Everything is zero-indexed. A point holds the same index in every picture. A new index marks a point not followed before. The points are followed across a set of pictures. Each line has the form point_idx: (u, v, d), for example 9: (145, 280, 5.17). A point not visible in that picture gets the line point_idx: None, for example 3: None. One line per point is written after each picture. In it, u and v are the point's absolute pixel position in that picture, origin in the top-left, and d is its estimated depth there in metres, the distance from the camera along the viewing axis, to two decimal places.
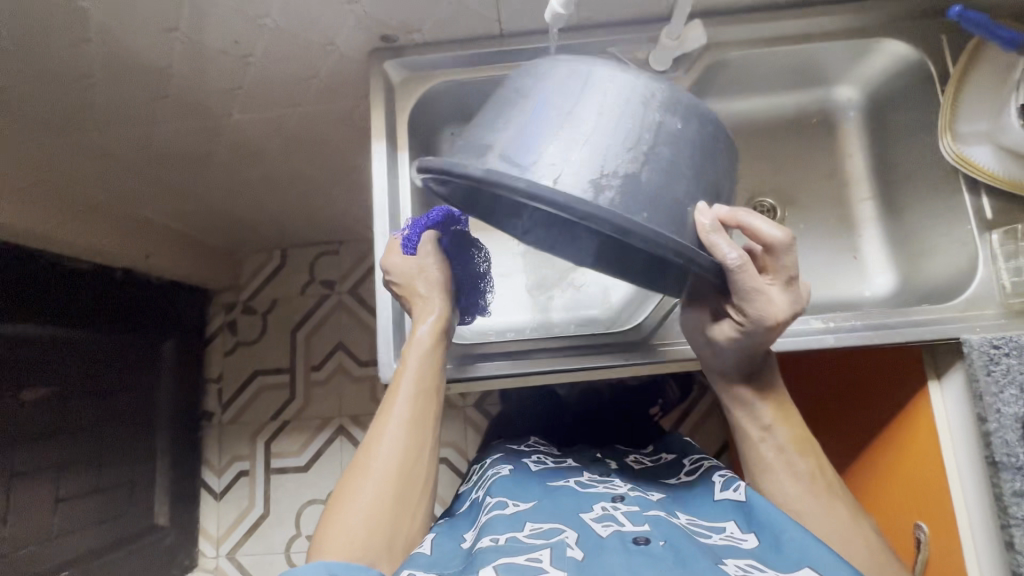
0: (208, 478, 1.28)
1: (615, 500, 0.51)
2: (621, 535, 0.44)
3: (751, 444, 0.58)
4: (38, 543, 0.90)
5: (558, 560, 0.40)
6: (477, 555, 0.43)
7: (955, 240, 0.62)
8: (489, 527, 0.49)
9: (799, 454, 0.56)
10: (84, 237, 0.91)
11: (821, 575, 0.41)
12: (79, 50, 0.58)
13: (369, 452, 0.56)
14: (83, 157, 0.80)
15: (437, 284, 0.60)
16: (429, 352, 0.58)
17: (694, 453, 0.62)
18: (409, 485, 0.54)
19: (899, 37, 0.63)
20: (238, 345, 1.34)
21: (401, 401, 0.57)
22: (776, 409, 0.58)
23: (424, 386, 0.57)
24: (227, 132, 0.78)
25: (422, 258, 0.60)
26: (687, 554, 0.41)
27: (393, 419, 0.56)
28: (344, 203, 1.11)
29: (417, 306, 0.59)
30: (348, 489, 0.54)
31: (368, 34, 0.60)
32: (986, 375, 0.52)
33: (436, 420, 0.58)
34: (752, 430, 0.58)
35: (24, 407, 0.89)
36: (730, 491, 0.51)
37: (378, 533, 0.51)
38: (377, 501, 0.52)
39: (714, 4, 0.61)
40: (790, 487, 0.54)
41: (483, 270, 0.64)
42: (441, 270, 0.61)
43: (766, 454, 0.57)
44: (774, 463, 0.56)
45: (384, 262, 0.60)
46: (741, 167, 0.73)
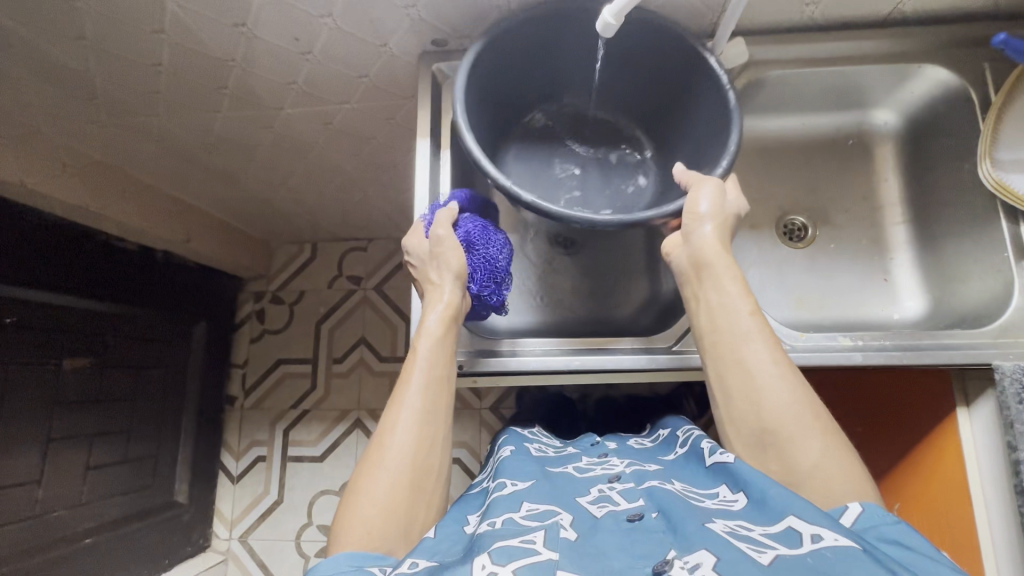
0: (226, 461, 1.31)
1: (612, 482, 0.53)
2: (615, 515, 0.45)
3: (728, 316, 0.54)
4: (67, 508, 0.94)
5: (551, 542, 0.39)
6: (477, 540, 0.42)
7: (989, 267, 0.61)
8: (489, 510, 0.47)
9: (768, 330, 0.54)
10: (134, 216, 0.96)
11: (806, 520, 0.39)
12: (152, 40, 0.63)
13: (382, 441, 0.51)
14: (140, 140, 0.84)
15: (450, 270, 0.58)
16: (441, 340, 0.56)
17: (685, 427, 0.64)
18: (424, 475, 0.50)
19: (943, 62, 0.64)
20: (264, 333, 1.38)
21: (413, 390, 0.53)
22: (742, 286, 0.55)
23: (437, 373, 0.55)
24: (277, 124, 0.82)
25: (434, 244, 0.59)
26: (677, 519, 0.42)
27: (405, 408, 0.52)
28: (378, 200, 1.14)
29: (429, 291, 0.59)
30: (360, 479, 0.49)
31: (420, 38, 0.63)
32: (1018, 403, 0.52)
33: (449, 408, 0.55)
34: (754, 337, 0.53)
35: (66, 374, 0.94)
36: (718, 455, 0.51)
37: (395, 523, 0.47)
38: (393, 490, 0.48)
39: (757, 24, 0.63)
40: (770, 365, 0.51)
41: (501, 262, 0.61)
42: (458, 257, 0.58)
43: (742, 325, 0.53)
44: (757, 347, 0.52)
45: (407, 246, 0.62)
46: (773, 186, 0.75)
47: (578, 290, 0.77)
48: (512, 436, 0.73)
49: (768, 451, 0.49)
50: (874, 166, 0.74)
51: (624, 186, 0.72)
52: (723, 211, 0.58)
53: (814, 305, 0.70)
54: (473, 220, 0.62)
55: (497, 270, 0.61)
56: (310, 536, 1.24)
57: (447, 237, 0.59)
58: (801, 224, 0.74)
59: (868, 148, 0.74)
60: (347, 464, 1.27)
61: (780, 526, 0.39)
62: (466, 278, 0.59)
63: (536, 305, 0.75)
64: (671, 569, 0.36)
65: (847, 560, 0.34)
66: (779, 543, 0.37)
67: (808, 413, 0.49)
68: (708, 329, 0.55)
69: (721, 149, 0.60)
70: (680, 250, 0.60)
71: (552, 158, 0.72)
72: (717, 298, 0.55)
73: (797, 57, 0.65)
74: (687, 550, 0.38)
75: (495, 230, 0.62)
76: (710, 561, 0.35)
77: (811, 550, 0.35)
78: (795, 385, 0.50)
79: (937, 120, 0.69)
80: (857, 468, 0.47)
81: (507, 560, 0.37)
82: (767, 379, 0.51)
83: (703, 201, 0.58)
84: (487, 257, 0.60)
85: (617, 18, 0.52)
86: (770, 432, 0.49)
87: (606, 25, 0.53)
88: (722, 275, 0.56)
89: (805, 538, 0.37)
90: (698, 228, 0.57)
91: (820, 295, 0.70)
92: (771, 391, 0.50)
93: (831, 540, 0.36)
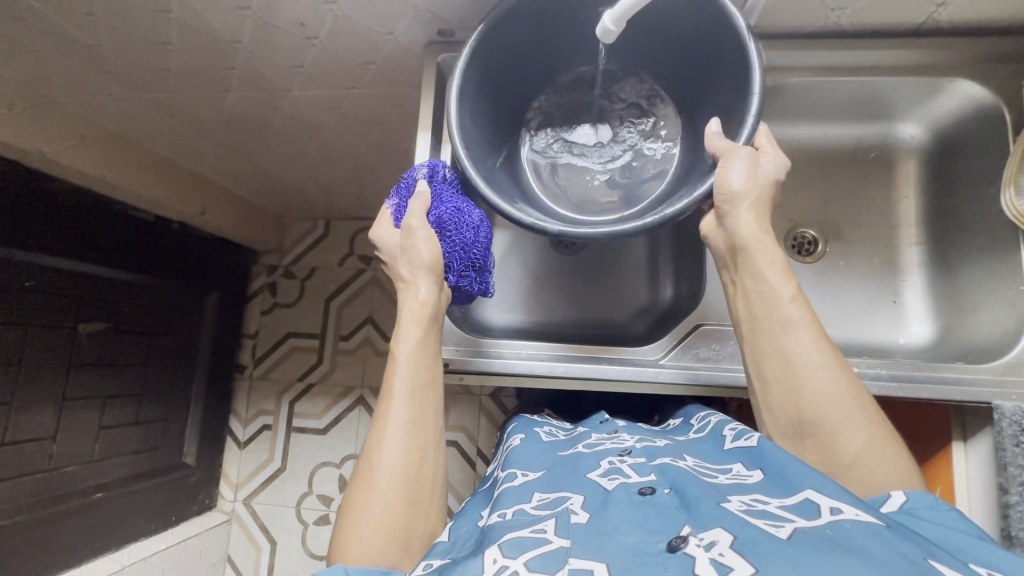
0: (234, 427, 1.36)
1: (622, 454, 0.53)
2: (627, 488, 0.45)
3: (772, 304, 0.52)
4: (79, 464, 0.99)
5: (563, 530, 0.40)
6: (488, 531, 0.42)
7: (1004, 299, 0.59)
8: (499, 502, 0.48)
9: (813, 316, 0.52)
10: (150, 188, 0.98)
11: (825, 494, 0.39)
12: (161, 20, 0.63)
13: (371, 460, 0.51)
14: (155, 114, 0.85)
15: (422, 266, 0.57)
16: (420, 344, 0.56)
17: (699, 414, 0.63)
18: (418, 487, 0.50)
19: (976, 77, 0.60)
20: (275, 306, 1.40)
21: (396, 401, 0.53)
22: (781, 270, 0.53)
23: (421, 380, 0.55)
24: (287, 106, 0.82)
25: (406, 236, 0.58)
26: (691, 497, 0.42)
27: (391, 421, 0.52)
28: (389, 182, 1.14)
29: (402, 291, 0.58)
30: (354, 499, 0.49)
31: (426, 28, 0.62)
32: (1014, 445, 0.51)
33: (435, 413, 0.55)
34: (795, 327, 0.51)
35: (81, 337, 0.98)
36: (742, 440, 0.50)
37: (394, 536, 0.47)
38: (386, 508, 0.48)
39: (774, 29, 0.60)
40: (812, 354, 0.50)
41: (476, 244, 0.59)
42: (426, 248, 0.57)
43: (787, 314, 0.51)
44: (802, 336, 0.51)
45: (375, 237, 0.61)
46: (785, 197, 0.72)
47: (578, 287, 0.76)
48: (522, 424, 0.73)
49: (806, 441, 0.49)
50: (894, 182, 0.71)
51: (648, 148, 0.68)
52: (758, 182, 0.54)
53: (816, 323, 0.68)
54: (445, 202, 0.59)
55: (475, 256, 0.59)
56: (309, 505, 1.28)
57: (419, 228, 0.57)
58: (811, 238, 0.71)
59: (890, 162, 0.71)
60: (349, 439, 1.30)
61: (798, 499, 0.39)
62: (442, 270, 0.58)
63: (529, 304, 0.75)
64: (686, 546, 0.36)
65: (866, 532, 0.34)
66: (796, 516, 0.37)
67: (850, 402, 0.48)
68: (751, 317, 0.54)
69: (744, 114, 0.55)
70: (716, 232, 0.58)
71: (574, 129, 0.69)
72: (756, 286, 0.53)
73: (818, 63, 0.61)
74: (702, 527, 0.38)
75: (469, 209, 0.59)
76: (726, 540, 0.35)
77: (830, 522, 0.36)
78: (838, 375, 0.49)
79: (968, 138, 0.65)
80: (899, 459, 0.46)
81: (518, 552, 0.37)
82: (808, 369, 0.50)
83: (735, 177, 0.54)
84: (462, 244, 0.58)
85: (616, 24, 0.51)
86: (809, 423, 0.49)
87: (606, 30, 0.52)
88: (759, 260, 0.53)
89: (824, 511, 0.37)
90: (735, 210, 0.55)
91: (825, 312, 0.68)
92: (812, 381, 0.49)
93: (851, 514, 0.36)
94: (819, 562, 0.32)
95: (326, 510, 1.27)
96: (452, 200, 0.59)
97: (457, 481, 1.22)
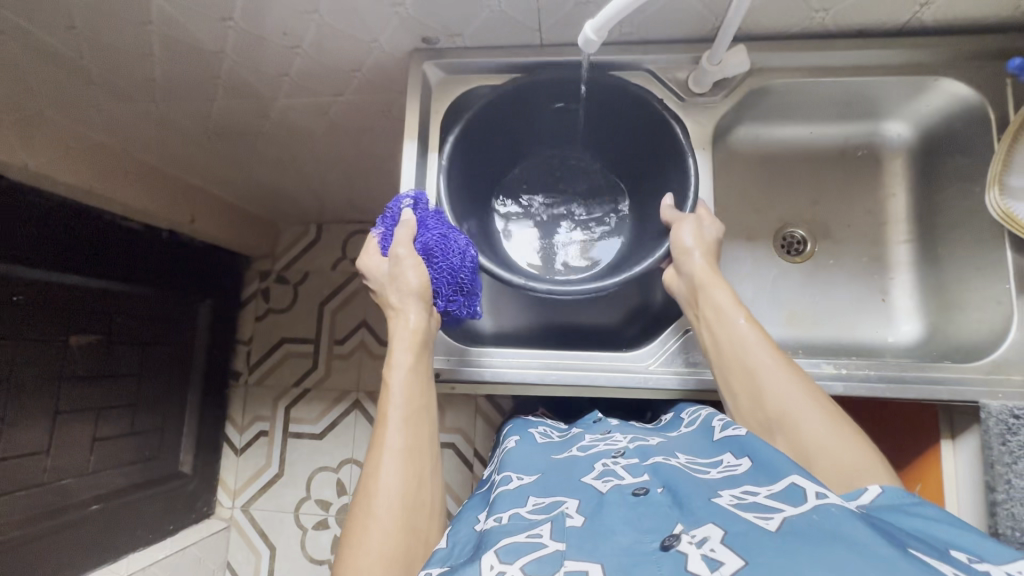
0: (231, 434, 1.36)
1: (616, 456, 0.53)
2: (621, 489, 0.45)
3: (725, 324, 0.56)
4: (74, 477, 0.99)
5: (558, 533, 0.39)
6: (484, 537, 0.42)
7: (991, 298, 0.59)
8: (495, 506, 0.48)
9: (764, 330, 0.55)
10: (139, 198, 0.97)
11: (810, 480, 0.39)
12: (144, 31, 0.62)
13: (368, 490, 0.50)
14: (140, 123, 0.84)
15: (411, 292, 0.57)
16: (413, 369, 0.56)
17: (690, 408, 0.62)
18: (417, 515, 0.50)
19: (961, 76, 0.60)
20: (269, 312, 1.40)
21: (392, 432, 0.53)
22: (729, 293, 0.57)
23: (415, 406, 0.55)
24: (274, 113, 0.81)
25: (394, 263, 0.58)
26: (683, 494, 0.42)
27: (387, 449, 0.52)
28: (379, 186, 1.13)
29: (393, 318, 0.58)
30: (352, 532, 0.48)
31: (411, 35, 0.62)
32: (1000, 444, 0.52)
33: (430, 438, 0.55)
34: (749, 343, 0.54)
35: (71, 349, 0.98)
36: (730, 430, 0.51)
37: (396, 564, 0.46)
38: (386, 537, 0.47)
39: (760, 31, 0.60)
40: (767, 361, 0.53)
41: (464, 269, 0.59)
42: (414, 275, 0.57)
43: (740, 332, 0.55)
44: (756, 349, 0.54)
45: (362, 266, 0.61)
46: (774, 198, 0.73)
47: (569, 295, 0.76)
48: (517, 426, 0.74)
49: (777, 441, 0.51)
50: (882, 180, 0.71)
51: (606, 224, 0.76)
52: (706, 242, 0.60)
53: (806, 322, 0.68)
54: (430, 229, 0.59)
55: (462, 280, 0.59)
56: (308, 510, 1.28)
57: (407, 256, 0.58)
58: (800, 238, 0.71)
59: (878, 161, 0.71)
60: (346, 443, 1.30)
61: (784, 485, 0.40)
62: (430, 295, 0.59)
63: (518, 311, 0.75)
64: (679, 543, 0.36)
65: (852, 516, 0.34)
66: (784, 504, 0.37)
67: (809, 399, 0.50)
68: (710, 338, 0.57)
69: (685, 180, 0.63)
70: (677, 280, 0.62)
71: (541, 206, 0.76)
72: (710, 309, 0.57)
73: (802, 66, 0.62)
74: (694, 524, 0.38)
75: (455, 234, 0.60)
76: (718, 534, 0.35)
77: (815, 507, 0.36)
78: (795, 376, 0.52)
79: (954, 135, 0.65)
80: (867, 449, 0.47)
81: (514, 557, 0.37)
82: (767, 373, 0.52)
83: (687, 237, 0.60)
84: (449, 269, 0.58)
85: (598, 34, 0.51)
86: (777, 421, 0.51)
87: (589, 40, 0.52)
88: (713, 292, 0.57)
89: (809, 495, 0.37)
90: (687, 259, 0.59)
91: (814, 312, 0.69)
92: (771, 384, 0.52)
93: (836, 499, 0.37)
94: (809, 550, 0.32)
95: (325, 515, 1.27)
96: (437, 227, 0.59)
97: (455, 483, 1.22)
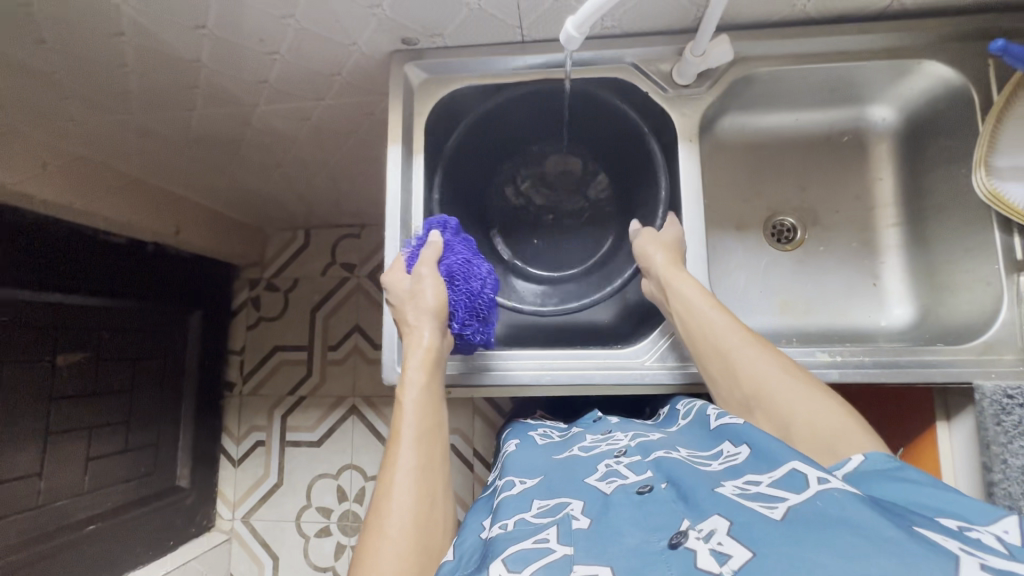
0: (227, 445, 1.34)
1: (618, 455, 0.53)
2: (625, 489, 0.45)
3: (691, 314, 0.57)
4: (70, 497, 0.98)
5: (566, 537, 0.39)
6: (491, 545, 0.41)
7: (980, 278, 0.60)
8: (500, 512, 0.47)
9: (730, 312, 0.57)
10: (121, 212, 0.96)
11: (811, 464, 0.39)
12: (115, 42, 0.61)
13: (381, 509, 0.49)
14: (118, 136, 0.83)
15: (428, 311, 0.58)
16: (425, 388, 0.57)
17: (687, 400, 0.62)
18: (429, 534, 0.48)
19: (944, 58, 0.60)
20: (260, 321, 1.38)
21: (403, 451, 0.53)
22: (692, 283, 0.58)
23: (427, 425, 0.55)
24: (255, 120, 0.80)
25: (415, 282, 0.59)
26: (687, 487, 0.42)
27: (399, 468, 0.51)
28: (366, 189, 1.12)
29: (408, 335, 0.59)
30: (363, 553, 0.46)
31: (390, 37, 0.61)
32: (995, 424, 0.52)
33: (442, 460, 0.54)
34: (718, 328, 0.55)
35: (60, 369, 0.96)
36: (726, 418, 0.51)
37: None
38: (399, 554, 0.45)
39: (742, 19, 0.59)
40: (736, 341, 0.54)
41: (482, 295, 0.62)
42: (433, 295, 0.58)
43: (706, 318, 0.56)
44: (725, 332, 0.55)
45: (386, 281, 0.62)
46: (763, 187, 0.73)
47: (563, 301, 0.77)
48: (517, 429, 0.73)
49: (759, 417, 0.52)
50: (869, 165, 0.71)
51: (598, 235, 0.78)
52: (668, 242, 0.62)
53: (799, 310, 0.68)
54: (456, 253, 0.62)
55: (479, 307, 0.61)
56: (310, 518, 1.28)
57: (429, 275, 0.59)
58: (790, 226, 0.72)
59: (863, 146, 0.72)
60: (344, 449, 1.29)
61: (785, 472, 0.40)
62: (446, 316, 0.60)
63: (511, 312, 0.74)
64: (687, 540, 0.36)
65: (854, 499, 0.34)
66: (787, 492, 0.37)
67: (780, 373, 0.52)
68: (682, 328, 0.58)
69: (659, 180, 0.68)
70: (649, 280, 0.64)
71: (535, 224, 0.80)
72: (677, 301, 0.58)
73: (784, 54, 0.62)
74: (700, 518, 0.37)
75: (477, 262, 0.63)
76: (724, 526, 0.35)
77: (818, 493, 0.36)
78: (766, 354, 0.53)
79: (938, 118, 0.65)
80: (845, 413, 0.48)
81: (522, 565, 0.36)
82: (739, 355, 0.54)
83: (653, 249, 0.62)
84: (468, 293, 0.61)
85: (580, 31, 0.51)
86: (754, 398, 0.52)
87: (570, 37, 0.51)
88: (678, 285, 0.59)
89: (811, 481, 0.37)
90: (651, 262, 0.62)
91: (807, 299, 0.69)
92: (743, 363, 0.53)
93: (838, 482, 0.37)
94: (814, 538, 0.32)
95: (327, 522, 1.27)
96: (462, 252, 0.62)
97: (456, 484, 1.22)
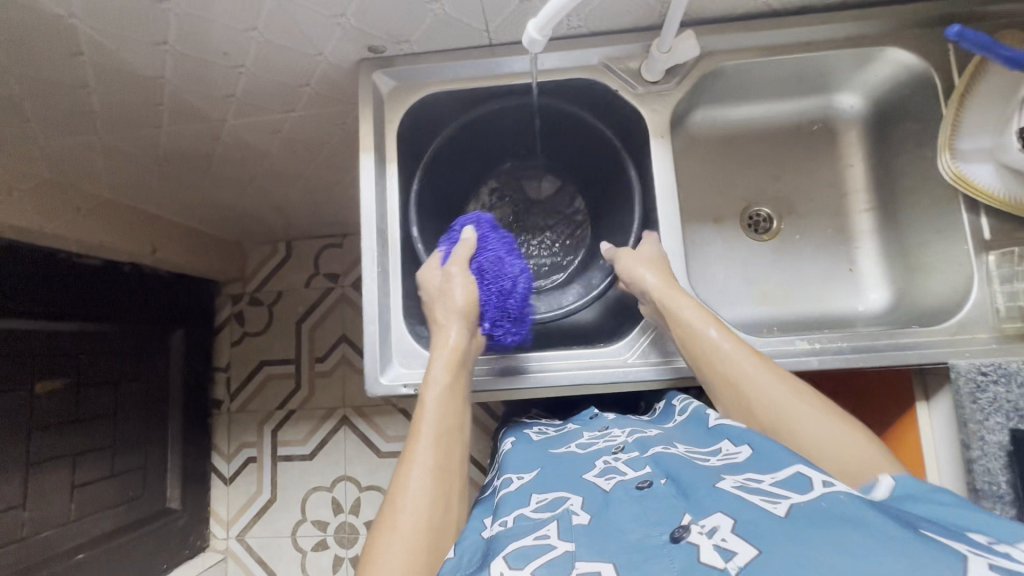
0: (218, 464, 1.32)
1: (616, 452, 0.53)
2: (625, 485, 0.45)
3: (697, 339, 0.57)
4: (55, 528, 0.95)
5: (566, 533, 0.39)
6: (493, 542, 0.41)
7: (951, 259, 0.61)
8: (500, 508, 0.47)
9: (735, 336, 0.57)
10: (94, 234, 0.94)
11: (813, 467, 0.40)
12: (74, 62, 0.59)
13: (395, 503, 0.49)
14: (86, 157, 0.81)
15: (456, 312, 0.62)
16: (450, 390, 0.57)
17: (681, 396, 0.63)
18: (441, 536, 0.48)
19: (906, 44, 0.61)
20: (245, 336, 1.37)
21: (423, 448, 0.53)
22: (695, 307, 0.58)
23: (448, 425, 0.55)
24: (224, 134, 0.79)
25: (446, 280, 0.64)
26: (687, 484, 0.42)
27: (416, 464, 0.51)
28: (344, 198, 1.11)
29: (437, 332, 0.61)
30: (374, 547, 0.46)
31: (356, 45, 0.60)
32: (971, 402, 0.53)
33: (461, 461, 0.55)
34: (726, 351, 0.55)
35: (38, 397, 0.94)
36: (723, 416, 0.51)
37: None
38: (410, 551, 0.45)
39: (706, 13, 0.60)
40: (744, 366, 0.54)
41: (513, 294, 0.65)
42: (462, 293, 0.63)
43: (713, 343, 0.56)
44: (733, 357, 0.55)
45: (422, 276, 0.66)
46: (737, 179, 0.73)
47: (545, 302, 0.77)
48: (512, 428, 0.73)
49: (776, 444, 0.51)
50: (839, 152, 0.72)
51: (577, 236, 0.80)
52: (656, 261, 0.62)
53: (779, 299, 0.69)
54: (488, 251, 0.66)
55: (511, 307, 0.65)
56: (306, 532, 1.26)
57: (459, 274, 0.63)
58: (766, 216, 0.72)
59: (833, 134, 0.72)
60: (337, 461, 1.28)
61: (789, 473, 0.40)
62: (478, 311, 0.64)
63: None
64: (689, 535, 0.36)
65: (858, 502, 0.35)
66: (791, 491, 0.37)
67: (792, 397, 0.52)
68: (686, 352, 0.58)
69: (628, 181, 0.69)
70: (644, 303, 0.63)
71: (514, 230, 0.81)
72: (681, 326, 0.58)
73: (748, 46, 0.62)
74: (702, 514, 0.37)
75: (511, 261, 0.66)
76: (728, 524, 0.35)
77: (823, 494, 0.36)
78: (774, 375, 0.54)
79: (903, 103, 0.66)
80: (858, 433, 0.49)
81: (524, 562, 0.36)
82: (748, 380, 0.53)
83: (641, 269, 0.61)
84: (499, 292, 0.65)
85: (542, 33, 0.51)
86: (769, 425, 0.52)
87: (533, 39, 0.51)
88: (678, 307, 0.58)
89: (816, 484, 0.38)
90: (642, 282, 0.61)
91: (786, 287, 0.70)
92: (754, 389, 0.53)
93: (842, 487, 0.37)
94: (819, 539, 0.32)
95: (323, 535, 1.26)
96: (496, 248, 0.66)
97: None
